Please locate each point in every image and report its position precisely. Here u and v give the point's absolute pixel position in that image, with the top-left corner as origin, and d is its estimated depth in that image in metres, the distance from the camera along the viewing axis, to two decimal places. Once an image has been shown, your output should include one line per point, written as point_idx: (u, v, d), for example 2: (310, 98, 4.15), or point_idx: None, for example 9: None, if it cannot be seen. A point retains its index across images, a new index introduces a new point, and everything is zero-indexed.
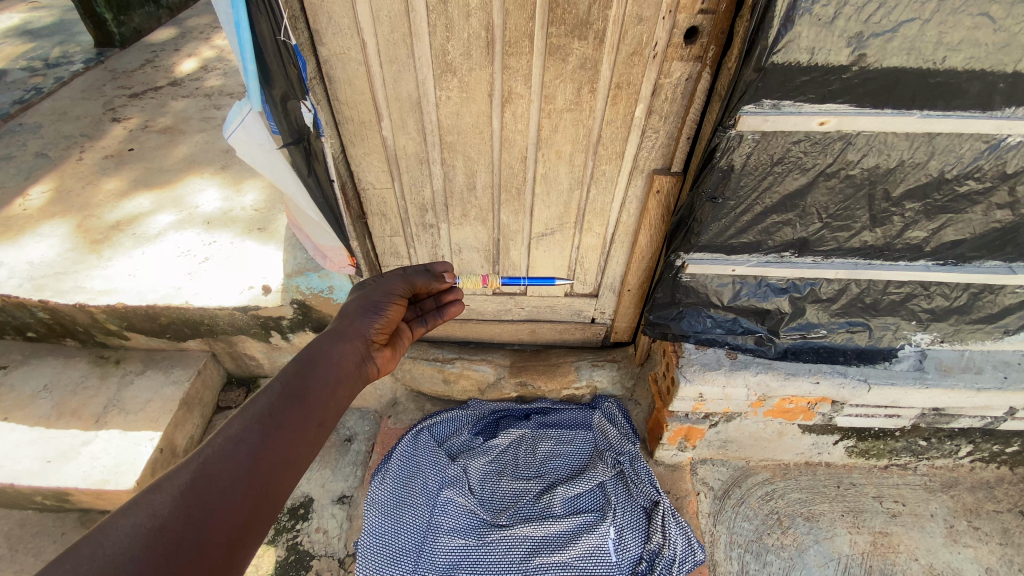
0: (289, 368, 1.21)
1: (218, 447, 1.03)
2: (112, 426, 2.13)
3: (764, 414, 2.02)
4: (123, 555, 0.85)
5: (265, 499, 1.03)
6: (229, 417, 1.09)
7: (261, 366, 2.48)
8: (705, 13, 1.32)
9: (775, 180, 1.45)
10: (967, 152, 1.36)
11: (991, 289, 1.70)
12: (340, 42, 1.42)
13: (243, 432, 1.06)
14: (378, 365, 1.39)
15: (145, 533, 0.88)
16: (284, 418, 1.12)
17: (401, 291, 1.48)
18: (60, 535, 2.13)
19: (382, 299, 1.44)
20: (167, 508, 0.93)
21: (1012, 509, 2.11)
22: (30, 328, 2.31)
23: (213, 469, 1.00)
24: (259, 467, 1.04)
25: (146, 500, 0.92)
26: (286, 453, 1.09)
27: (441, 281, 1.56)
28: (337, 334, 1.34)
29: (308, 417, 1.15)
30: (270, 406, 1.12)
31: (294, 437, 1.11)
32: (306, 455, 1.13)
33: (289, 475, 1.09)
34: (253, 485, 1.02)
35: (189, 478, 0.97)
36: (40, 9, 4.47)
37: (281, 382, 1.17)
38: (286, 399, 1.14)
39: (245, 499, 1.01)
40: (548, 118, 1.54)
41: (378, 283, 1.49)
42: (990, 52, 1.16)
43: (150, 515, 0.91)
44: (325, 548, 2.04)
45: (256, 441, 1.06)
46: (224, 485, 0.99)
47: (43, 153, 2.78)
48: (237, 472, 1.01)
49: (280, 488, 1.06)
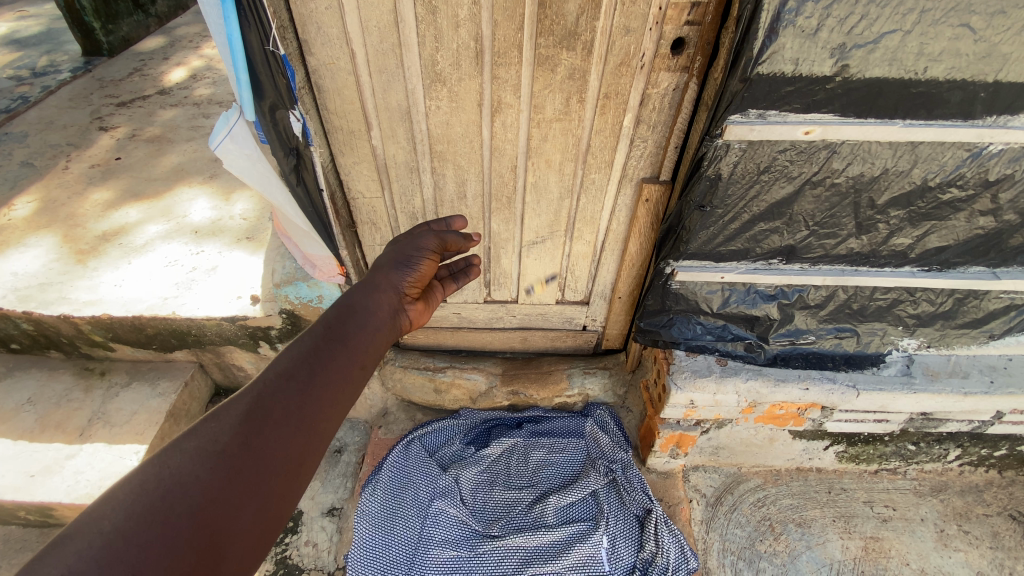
0: (331, 313, 1.20)
1: (268, 382, 1.02)
2: (96, 439, 2.10)
3: (754, 421, 2.03)
4: (188, 476, 0.87)
5: (317, 433, 1.01)
6: (278, 355, 1.08)
7: (250, 376, 2.45)
8: (691, 25, 1.33)
9: (761, 189, 1.46)
10: (949, 160, 1.38)
11: (976, 294, 1.73)
12: (329, 52, 1.42)
13: (292, 368, 1.05)
14: (411, 317, 1.34)
15: (207, 455, 0.90)
16: (329, 357, 1.09)
17: (434, 247, 1.45)
18: (43, 552, 2.09)
19: (412, 254, 1.40)
20: (224, 434, 0.93)
21: (1001, 512, 2.13)
22: (14, 339, 2.28)
23: (266, 401, 0.99)
24: (309, 401, 1.02)
25: (205, 427, 0.93)
26: (336, 391, 1.07)
27: (471, 242, 1.50)
28: (371, 285, 1.31)
29: (352, 358, 1.12)
30: (317, 345, 1.10)
31: (343, 376, 1.09)
32: (356, 394, 1.11)
33: (338, 412, 1.06)
34: (305, 418, 1.01)
35: (245, 408, 0.97)
36: (27, 18, 4.44)
37: (323, 325, 1.15)
38: (331, 341, 1.12)
39: (298, 433, 0.99)
40: (538, 127, 1.55)
41: (408, 239, 1.46)
42: (971, 62, 1.19)
43: (209, 441, 0.92)
44: (314, 562, 2.01)
45: (306, 378, 1.05)
46: (279, 418, 0.98)
47: (28, 162, 2.76)
48: (288, 406, 1.00)
49: (332, 425, 1.05)
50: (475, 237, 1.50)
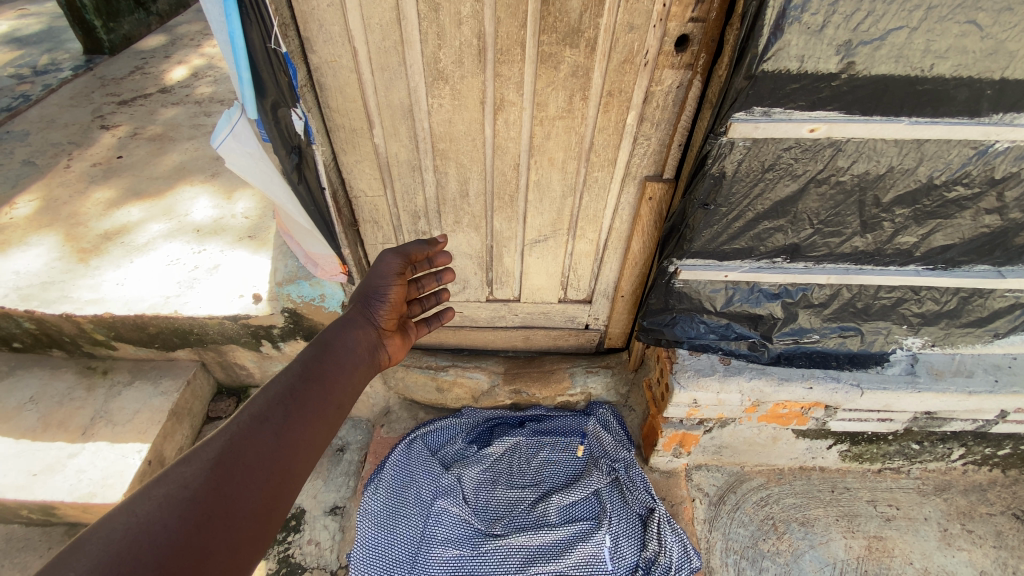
0: (307, 354, 1.28)
1: (244, 426, 1.06)
2: (98, 438, 2.10)
3: (757, 420, 2.02)
4: (157, 524, 0.87)
5: (290, 476, 1.06)
6: (252, 397, 1.13)
7: (252, 375, 2.45)
8: (695, 22, 1.33)
9: (766, 187, 1.45)
10: (955, 158, 1.37)
11: (981, 293, 1.72)
12: (331, 49, 1.41)
13: (268, 411, 1.10)
14: (389, 352, 1.45)
15: (177, 502, 0.91)
16: (304, 399, 1.16)
17: (400, 266, 1.51)
18: (46, 550, 2.09)
19: (385, 285, 1.47)
20: (197, 480, 0.95)
21: (1005, 511, 2.12)
22: (16, 338, 2.28)
23: (240, 444, 1.03)
24: (284, 444, 1.08)
25: (176, 472, 0.95)
26: (309, 433, 1.12)
27: (436, 246, 1.63)
28: (349, 321, 1.41)
29: (326, 399, 1.20)
30: (290, 388, 1.17)
31: (316, 417, 1.15)
32: (327, 436, 1.16)
33: (311, 455, 1.11)
34: (279, 461, 1.05)
35: (217, 452, 1.00)
36: (28, 16, 4.43)
37: (299, 366, 1.23)
38: (305, 382, 1.20)
39: (271, 475, 1.03)
40: (540, 125, 1.54)
41: (376, 265, 1.52)
42: (978, 59, 1.18)
43: (180, 487, 0.93)
44: (317, 561, 2.01)
45: (280, 421, 1.10)
46: (253, 461, 1.02)
47: (30, 161, 2.75)
48: (263, 449, 1.04)
49: (303, 467, 1.09)
50: (440, 240, 1.63)
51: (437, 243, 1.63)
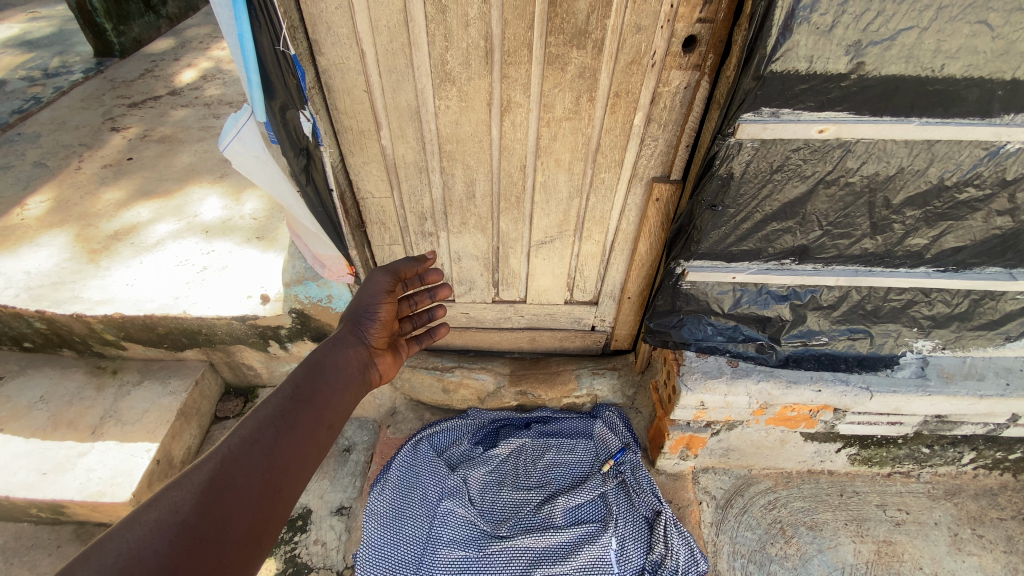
0: (298, 373, 1.28)
1: (234, 447, 1.07)
2: (107, 437, 2.11)
3: (765, 423, 2.01)
4: (149, 549, 0.88)
5: (279, 499, 1.06)
6: (242, 419, 1.13)
7: (260, 375, 2.47)
8: (704, 22, 1.32)
9: (775, 188, 1.44)
10: (966, 159, 1.35)
11: (993, 295, 1.70)
12: (339, 52, 1.42)
13: (257, 433, 1.11)
14: (380, 371, 1.46)
15: (167, 527, 0.91)
16: (294, 420, 1.17)
17: (389, 284, 1.52)
18: (55, 548, 2.11)
19: (374, 303, 1.48)
20: (188, 505, 0.95)
21: (1015, 516, 2.09)
22: (28, 338, 2.30)
23: (230, 467, 1.03)
24: (273, 466, 1.08)
25: (167, 497, 0.95)
26: (299, 454, 1.13)
27: (423, 263, 1.62)
28: (338, 341, 1.41)
29: (317, 420, 1.21)
30: (281, 409, 1.17)
31: (306, 438, 1.16)
32: (317, 456, 1.17)
33: (300, 477, 1.12)
34: (269, 484, 1.06)
35: (208, 475, 1.00)
36: (40, 19, 4.49)
37: (290, 386, 1.23)
38: (296, 402, 1.20)
39: (261, 497, 1.04)
40: (547, 126, 1.54)
41: (365, 282, 1.52)
42: (989, 60, 1.16)
43: (172, 511, 0.93)
44: (323, 561, 2.01)
45: (270, 442, 1.11)
46: (243, 484, 1.03)
47: (41, 162, 2.78)
48: (253, 472, 1.05)
49: (293, 488, 1.09)
50: (429, 257, 1.63)
51: (427, 260, 1.62)
